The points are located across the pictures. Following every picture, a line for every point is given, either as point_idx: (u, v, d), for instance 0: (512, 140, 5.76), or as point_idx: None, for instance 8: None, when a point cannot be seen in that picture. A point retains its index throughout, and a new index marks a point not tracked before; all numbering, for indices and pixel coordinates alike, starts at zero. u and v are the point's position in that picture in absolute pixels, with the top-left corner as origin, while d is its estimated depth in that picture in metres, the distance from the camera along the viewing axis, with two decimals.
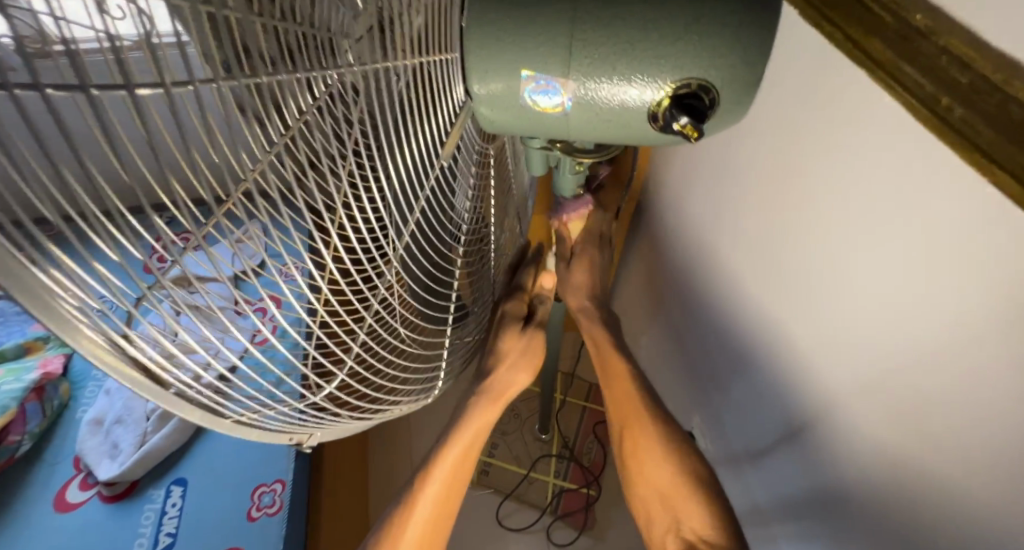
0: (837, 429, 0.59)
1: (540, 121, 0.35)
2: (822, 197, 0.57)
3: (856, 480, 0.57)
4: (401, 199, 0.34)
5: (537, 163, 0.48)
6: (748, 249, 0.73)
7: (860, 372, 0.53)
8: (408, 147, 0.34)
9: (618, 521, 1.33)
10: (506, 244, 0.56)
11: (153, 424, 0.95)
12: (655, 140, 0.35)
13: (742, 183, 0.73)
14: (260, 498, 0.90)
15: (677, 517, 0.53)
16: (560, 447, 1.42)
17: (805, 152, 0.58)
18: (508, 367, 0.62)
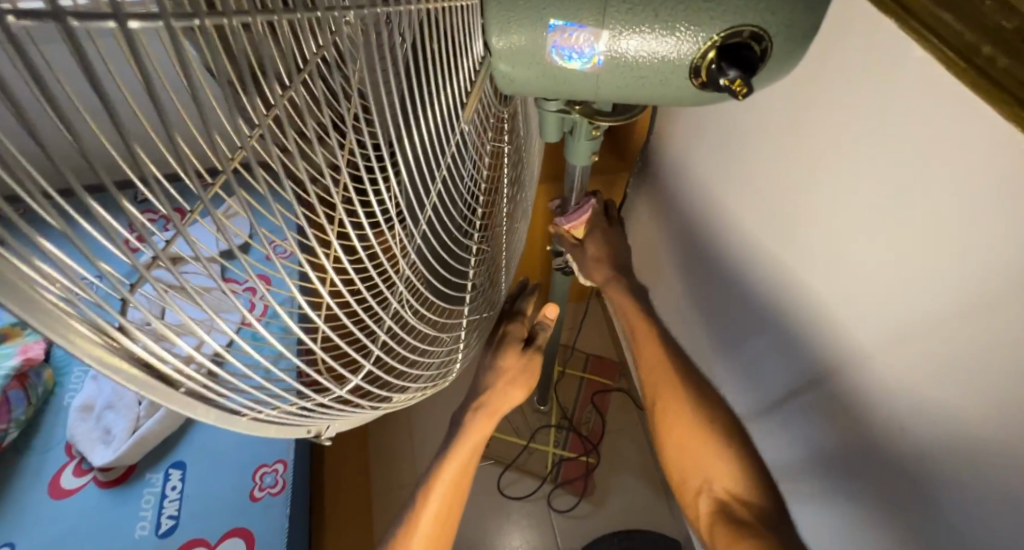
0: (849, 397, 0.59)
1: (566, 80, 0.31)
2: (839, 160, 0.54)
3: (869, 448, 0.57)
4: (418, 173, 0.31)
5: (551, 129, 0.44)
6: (757, 217, 0.71)
7: (878, 340, 0.52)
8: (424, 113, 0.30)
9: (617, 487, 1.36)
10: (515, 217, 0.53)
11: (146, 409, 0.92)
12: (694, 100, 0.32)
13: (750, 148, 0.70)
14: (261, 479, 0.89)
15: (707, 477, 0.56)
16: (559, 418, 1.44)
17: (823, 114, 0.55)
18: (499, 385, 0.67)
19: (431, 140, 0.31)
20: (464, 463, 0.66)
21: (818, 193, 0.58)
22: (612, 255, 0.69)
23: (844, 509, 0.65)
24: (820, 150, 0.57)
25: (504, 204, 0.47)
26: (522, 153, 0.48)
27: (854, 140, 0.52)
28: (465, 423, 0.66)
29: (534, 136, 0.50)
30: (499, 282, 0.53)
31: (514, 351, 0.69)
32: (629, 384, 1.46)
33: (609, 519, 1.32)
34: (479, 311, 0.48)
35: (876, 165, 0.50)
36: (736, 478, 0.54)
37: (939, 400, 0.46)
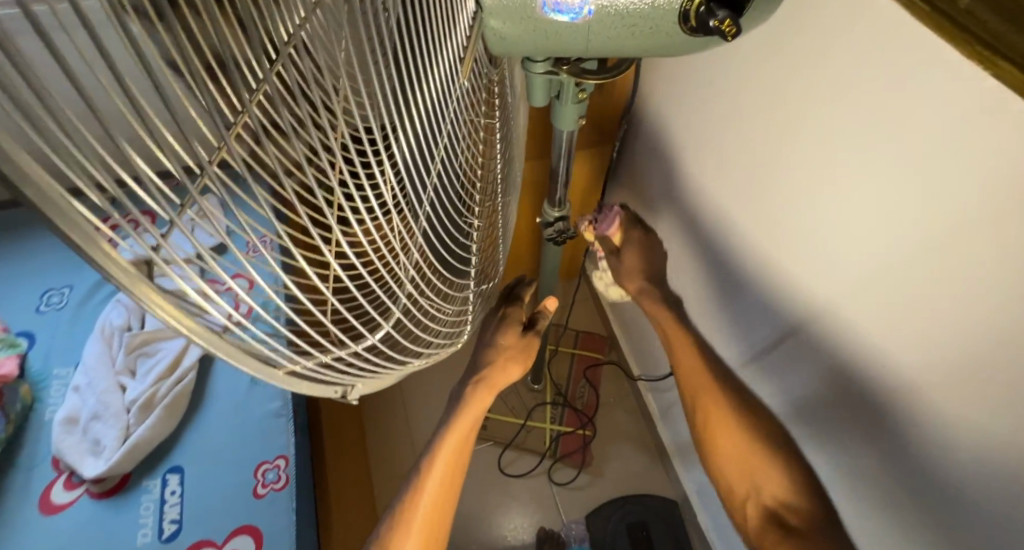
0: (830, 341, 0.62)
1: (556, 33, 0.32)
2: (819, 112, 0.56)
3: (857, 385, 0.60)
4: (427, 140, 0.30)
5: (539, 91, 0.44)
6: (737, 178, 0.73)
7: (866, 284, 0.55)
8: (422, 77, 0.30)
9: (614, 456, 1.40)
10: (507, 187, 0.53)
11: (136, 417, 0.90)
12: (683, 47, 0.33)
13: (728, 110, 0.72)
14: (264, 475, 0.88)
15: (756, 484, 0.61)
16: (553, 395, 1.47)
17: (798, 70, 0.57)
18: (502, 362, 0.68)
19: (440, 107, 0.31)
20: (465, 436, 0.67)
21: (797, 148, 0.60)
22: (648, 266, 0.74)
23: (823, 452, 0.69)
24: (798, 104, 0.59)
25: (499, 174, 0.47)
26: (511, 120, 0.48)
27: (830, 92, 0.54)
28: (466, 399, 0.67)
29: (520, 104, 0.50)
30: (496, 253, 0.53)
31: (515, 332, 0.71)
32: (619, 356, 1.50)
33: (609, 487, 1.36)
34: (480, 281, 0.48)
35: (849, 115, 0.52)
36: (783, 486, 0.59)
37: (917, 332, 0.49)
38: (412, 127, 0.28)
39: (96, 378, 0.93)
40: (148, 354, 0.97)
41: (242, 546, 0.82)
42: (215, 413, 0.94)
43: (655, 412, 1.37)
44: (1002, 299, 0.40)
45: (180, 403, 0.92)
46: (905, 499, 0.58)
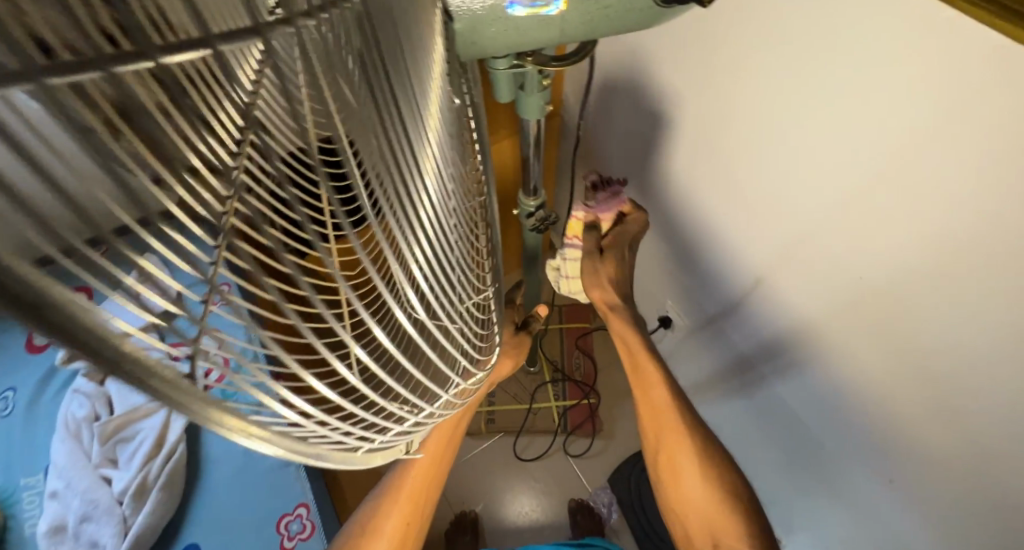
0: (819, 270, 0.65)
1: (525, 28, 0.30)
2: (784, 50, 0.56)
3: (847, 306, 0.63)
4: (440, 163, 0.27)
5: (504, 85, 0.42)
6: (704, 125, 0.74)
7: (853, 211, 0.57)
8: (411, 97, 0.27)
9: (622, 417, 1.44)
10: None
11: (131, 506, 0.83)
12: (650, 20, 0.31)
13: (686, 62, 0.72)
14: (288, 528, 0.85)
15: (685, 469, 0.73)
16: (552, 373, 1.48)
17: (751, 9, 0.58)
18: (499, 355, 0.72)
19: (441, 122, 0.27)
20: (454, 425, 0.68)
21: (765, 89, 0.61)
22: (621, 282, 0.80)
23: None
24: (763, 47, 0.59)
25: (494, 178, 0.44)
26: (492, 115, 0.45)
27: (793, 29, 0.54)
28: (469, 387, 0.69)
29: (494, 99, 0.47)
30: None
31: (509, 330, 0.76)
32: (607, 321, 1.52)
33: (622, 447, 1.41)
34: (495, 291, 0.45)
35: (806, 46, 0.53)
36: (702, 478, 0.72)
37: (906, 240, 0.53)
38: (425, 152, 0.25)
39: (74, 478, 0.85)
40: (126, 438, 0.89)
41: None
42: (217, 480, 0.89)
43: None
44: (983, 190, 0.43)
45: (177, 481, 0.85)
46: (898, 402, 0.62)
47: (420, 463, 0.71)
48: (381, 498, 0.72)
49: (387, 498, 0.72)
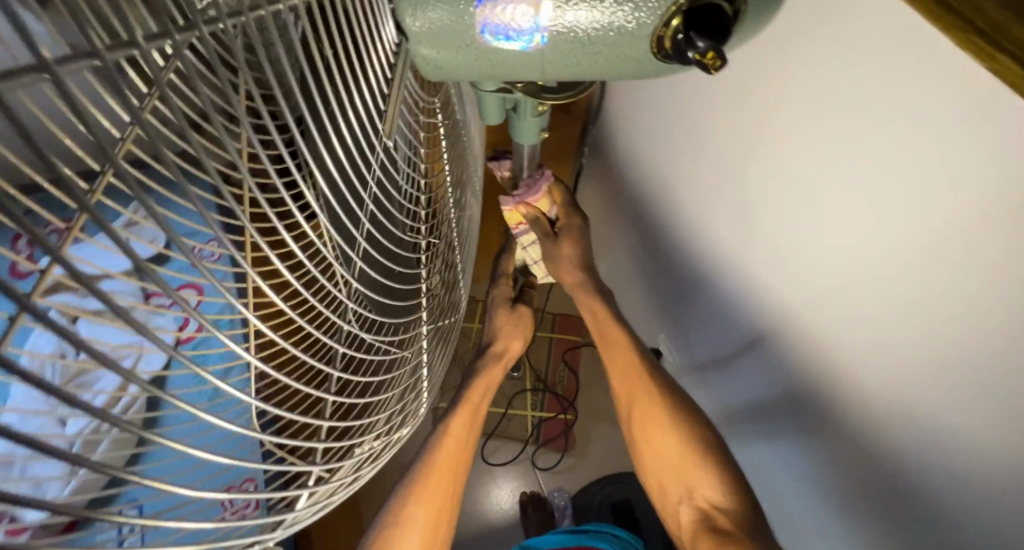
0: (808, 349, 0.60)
1: (502, 64, 0.26)
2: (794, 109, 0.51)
3: (832, 396, 0.58)
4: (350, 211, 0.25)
5: (492, 109, 0.38)
6: (710, 172, 0.68)
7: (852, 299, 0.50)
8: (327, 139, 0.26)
9: (596, 439, 1.41)
10: (465, 221, 0.49)
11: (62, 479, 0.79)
12: (654, 75, 0.27)
13: (704, 97, 0.66)
14: None
15: (691, 492, 0.59)
16: (533, 382, 1.45)
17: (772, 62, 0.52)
18: (506, 333, 0.71)
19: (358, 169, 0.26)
20: (475, 406, 0.65)
21: (773, 146, 0.56)
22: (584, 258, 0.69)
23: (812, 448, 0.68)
24: (775, 100, 0.53)
25: (452, 212, 0.43)
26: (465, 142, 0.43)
27: (807, 89, 0.48)
28: (480, 367, 0.68)
29: (473, 125, 0.45)
30: (458, 289, 0.49)
31: (505, 310, 0.73)
32: (597, 338, 1.48)
33: (591, 468, 1.39)
34: (438, 321, 0.44)
35: (823, 115, 0.48)
36: (716, 490, 0.57)
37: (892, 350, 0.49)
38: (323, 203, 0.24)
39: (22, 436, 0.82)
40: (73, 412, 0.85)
41: None
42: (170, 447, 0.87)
43: None
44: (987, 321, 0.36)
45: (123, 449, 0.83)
46: (862, 503, 0.58)
47: (448, 445, 0.61)
48: (407, 488, 0.60)
49: (416, 483, 0.60)
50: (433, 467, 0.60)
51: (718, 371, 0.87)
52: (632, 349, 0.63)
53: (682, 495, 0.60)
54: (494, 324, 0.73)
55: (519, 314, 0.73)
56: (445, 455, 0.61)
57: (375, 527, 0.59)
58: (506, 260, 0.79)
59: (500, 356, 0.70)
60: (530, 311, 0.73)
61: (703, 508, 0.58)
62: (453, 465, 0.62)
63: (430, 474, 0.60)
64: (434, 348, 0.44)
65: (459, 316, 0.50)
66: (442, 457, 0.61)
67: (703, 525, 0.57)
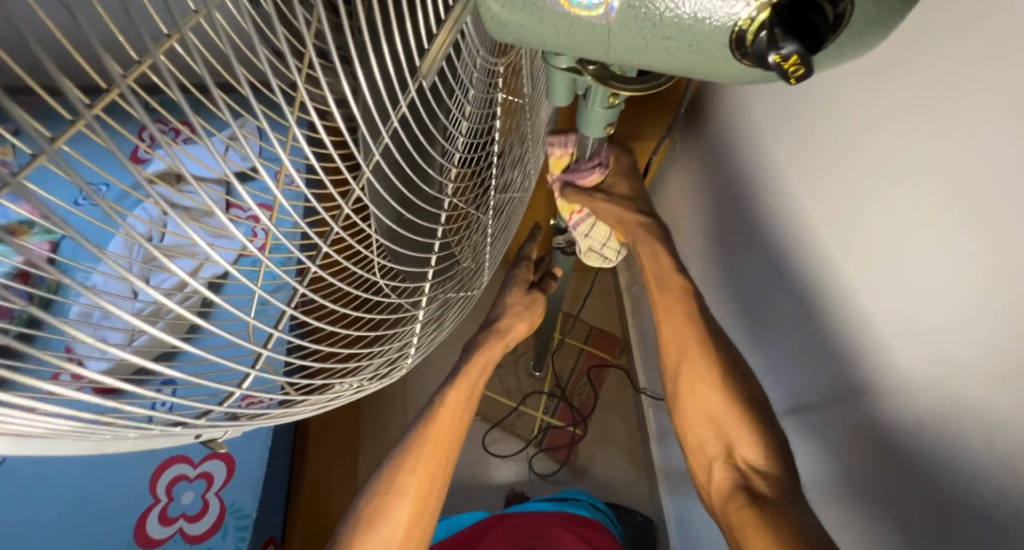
0: (866, 432, 0.53)
1: (570, 30, 0.24)
2: (916, 168, 0.45)
3: (884, 493, 0.51)
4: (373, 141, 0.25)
5: (561, 89, 0.36)
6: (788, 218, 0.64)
7: (932, 394, 0.43)
8: (373, 77, 0.26)
9: (600, 461, 1.36)
10: (507, 206, 0.49)
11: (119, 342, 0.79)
12: (735, 75, 0.25)
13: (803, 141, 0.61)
14: (175, 491, 0.79)
15: (729, 443, 0.53)
16: (552, 386, 1.43)
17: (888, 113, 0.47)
18: (513, 314, 0.71)
19: (389, 102, 0.25)
20: (472, 382, 0.65)
21: (888, 201, 0.49)
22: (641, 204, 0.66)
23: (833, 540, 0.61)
24: (900, 150, 0.47)
25: (493, 187, 0.43)
26: (527, 125, 0.43)
27: (938, 149, 0.42)
28: (478, 345, 0.68)
29: (541, 114, 0.45)
30: (483, 267, 0.48)
31: (519, 291, 0.75)
32: (629, 362, 1.43)
33: (589, 488, 1.34)
34: (455, 289, 0.44)
35: (945, 177, 0.42)
36: (756, 448, 0.51)
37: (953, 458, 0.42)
38: (356, 126, 0.24)
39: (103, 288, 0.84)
40: None
41: (214, 470, 0.82)
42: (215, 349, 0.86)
43: (653, 427, 1.30)
44: None
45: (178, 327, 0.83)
46: None
47: (442, 418, 0.62)
48: (405, 447, 0.61)
49: (409, 449, 0.61)
50: (427, 438, 0.61)
51: None
52: (691, 303, 0.59)
53: (719, 451, 0.54)
54: (506, 303, 0.73)
55: (532, 299, 0.74)
56: (441, 425, 0.62)
57: (369, 489, 0.60)
58: (530, 245, 0.80)
59: (502, 335, 0.69)
60: (544, 298, 0.74)
61: (737, 466, 0.52)
62: (447, 437, 0.62)
63: (427, 435, 0.61)
64: (445, 312, 0.44)
65: (478, 293, 0.50)
66: (437, 430, 0.61)
67: (736, 485, 0.50)
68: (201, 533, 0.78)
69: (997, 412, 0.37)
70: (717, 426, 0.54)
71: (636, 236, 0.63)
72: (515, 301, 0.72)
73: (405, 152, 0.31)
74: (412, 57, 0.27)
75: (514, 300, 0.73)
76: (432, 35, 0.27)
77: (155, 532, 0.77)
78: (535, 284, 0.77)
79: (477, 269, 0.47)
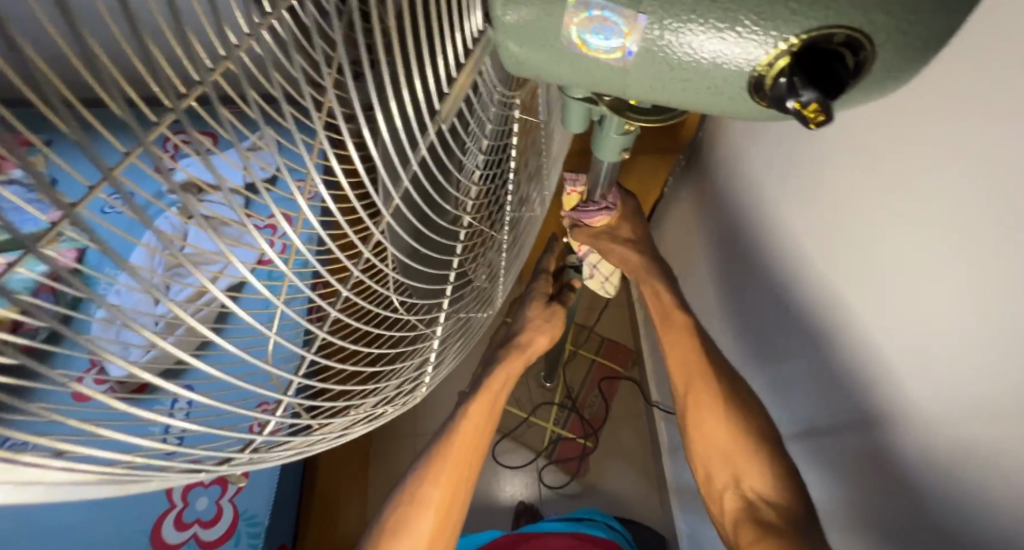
0: (874, 461, 0.52)
1: (587, 70, 0.24)
2: (926, 193, 0.44)
3: (897, 523, 0.50)
4: (390, 181, 0.25)
5: (576, 117, 0.36)
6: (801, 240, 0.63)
7: (944, 423, 0.43)
8: (395, 114, 0.27)
9: (610, 475, 1.35)
10: (521, 229, 0.49)
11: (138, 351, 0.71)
12: (753, 114, 0.25)
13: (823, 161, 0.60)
14: (190, 497, 0.81)
15: (736, 475, 0.52)
16: (562, 397, 1.42)
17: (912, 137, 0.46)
18: (534, 327, 0.71)
19: (408, 141, 0.26)
20: (494, 395, 0.65)
21: (898, 223, 0.48)
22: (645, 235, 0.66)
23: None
24: (915, 173, 0.46)
25: (507, 212, 0.43)
26: (541, 152, 0.44)
27: (959, 175, 0.41)
28: (500, 358, 0.68)
29: (555, 140, 0.45)
30: (496, 289, 0.49)
31: (538, 303, 0.74)
32: (640, 375, 1.42)
33: (598, 502, 1.33)
34: (467, 313, 0.44)
35: (955, 203, 0.41)
36: (762, 479, 0.50)
37: (975, 495, 0.41)
38: (375, 167, 0.24)
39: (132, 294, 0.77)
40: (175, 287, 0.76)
41: (228, 477, 0.84)
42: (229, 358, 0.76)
43: (664, 442, 1.29)
44: None
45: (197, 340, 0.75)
46: None
47: (466, 431, 0.62)
48: (429, 458, 0.62)
49: (434, 461, 0.61)
50: (450, 450, 0.61)
51: None
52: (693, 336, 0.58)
53: (726, 483, 0.53)
54: (526, 315, 0.73)
55: (552, 312, 0.73)
56: (462, 438, 0.62)
57: (394, 498, 0.61)
58: (550, 257, 0.80)
59: (524, 348, 0.69)
60: (564, 310, 0.74)
61: (746, 496, 0.51)
62: (470, 450, 0.62)
63: (450, 449, 0.61)
64: (457, 335, 0.44)
65: (490, 316, 0.50)
66: (460, 442, 0.61)
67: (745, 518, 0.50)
68: (214, 539, 0.80)
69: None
70: (722, 454, 0.53)
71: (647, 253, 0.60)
72: (532, 316, 0.72)
73: (422, 186, 0.31)
74: (431, 100, 0.28)
75: (532, 315, 0.73)
76: (450, 81, 0.28)
77: (170, 537, 0.78)
78: (553, 296, 0.77)
79: (490, 292, 0.47)
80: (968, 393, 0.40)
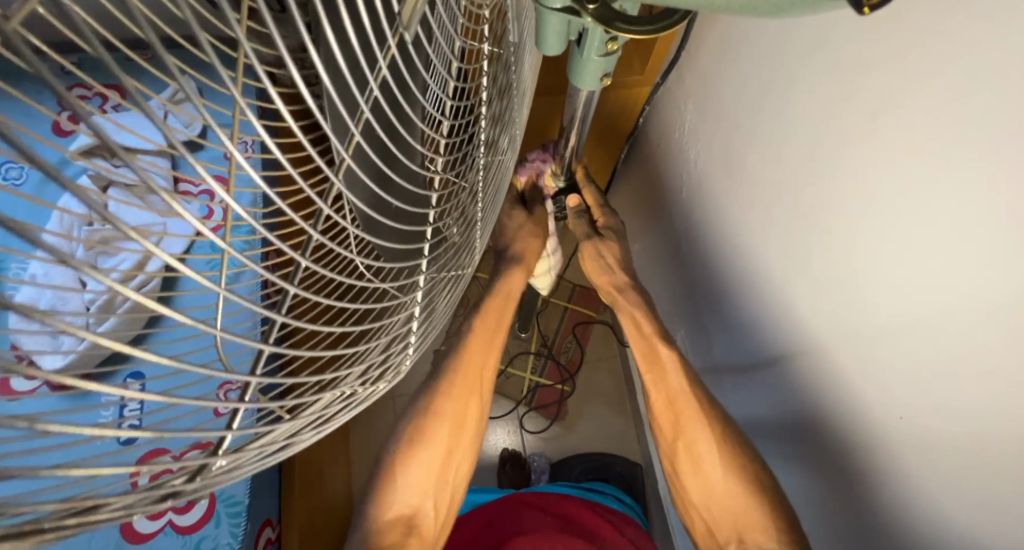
0: (840, 375, 0.56)
1: None
2: (889, 134, 0.44)
3: (868, 430, 0.53)
4: (347, 117, 0.19)
5: (554, 32, 0.31)
6: (777, 168, 0.62)
7: (909, 349, 0.46)
8: (327, 22, 0.21)
9: (590, 415, 1.40)
10: (495, 170, 0.44)
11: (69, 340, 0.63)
12: (778, 6, 0.20)
13: (791, 86, 0.58)
14: None
15: (739, 531, 0.56)
16: (538, 346, 1.44)
17: (874, 52, 0.45)
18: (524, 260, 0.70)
19: (365, 63, 0.19)
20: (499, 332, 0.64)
21: (861, 159, 0.48)
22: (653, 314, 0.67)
23: (813, 470, 0.65)
24: (875, 97, 0.46)
25: (482, 155, 0.38)
26: (511, 78, 0.38)
27: (921, 98, 0.41)
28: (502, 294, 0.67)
29: (525, 66, 0.39)
30: (473, 242, 0.45)
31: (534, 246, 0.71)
32: (613, 318, 1.44)
33: (579, 440, 1.38)
34: (444, 271, 0.40)
35: (911, 142, 0.42)
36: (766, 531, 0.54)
37: (940, 402, 0.43)
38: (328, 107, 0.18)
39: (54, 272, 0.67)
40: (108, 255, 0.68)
41: None
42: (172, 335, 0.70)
43: (637, 379, 1.33)
44: None
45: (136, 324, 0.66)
46: (875, 536, 0.55)
47: (471, 365, 0.61)
48: (429, 393, 0.60)
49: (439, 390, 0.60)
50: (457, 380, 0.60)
51: (737, 380, 0.82)
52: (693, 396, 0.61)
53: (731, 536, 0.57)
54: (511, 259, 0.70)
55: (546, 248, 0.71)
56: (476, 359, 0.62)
57: (407, 418, 0.60)
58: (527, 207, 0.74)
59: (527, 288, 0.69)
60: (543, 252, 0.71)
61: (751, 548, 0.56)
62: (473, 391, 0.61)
63: (456, 381, 0.60)
64: (436, 297, 0.40)
65: (467, 273, 0.46)
66: (463, 380, 0.60)
67: None
68: (193, 524, 0.76)
69: (986, 357, 0.38)
70: (725, 508, 0.57)
71: (654, 360, 0.64)
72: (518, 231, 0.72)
73: (375, 125, 0.26)
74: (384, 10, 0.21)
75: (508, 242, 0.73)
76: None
77: (144, 528, 0.74)
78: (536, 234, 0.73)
79: (463, 243, 0.42)
80: (937, 309, 0.42)
